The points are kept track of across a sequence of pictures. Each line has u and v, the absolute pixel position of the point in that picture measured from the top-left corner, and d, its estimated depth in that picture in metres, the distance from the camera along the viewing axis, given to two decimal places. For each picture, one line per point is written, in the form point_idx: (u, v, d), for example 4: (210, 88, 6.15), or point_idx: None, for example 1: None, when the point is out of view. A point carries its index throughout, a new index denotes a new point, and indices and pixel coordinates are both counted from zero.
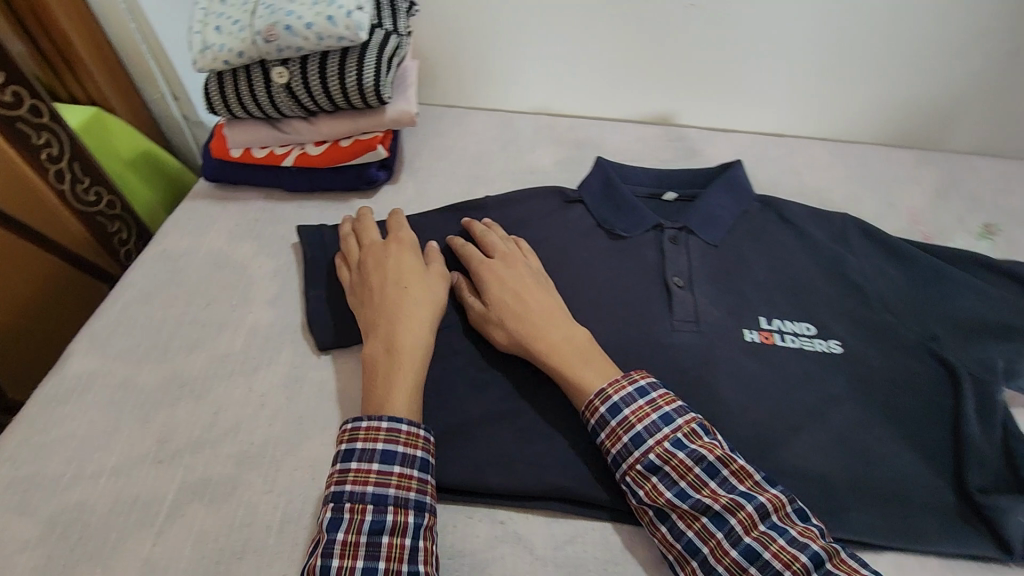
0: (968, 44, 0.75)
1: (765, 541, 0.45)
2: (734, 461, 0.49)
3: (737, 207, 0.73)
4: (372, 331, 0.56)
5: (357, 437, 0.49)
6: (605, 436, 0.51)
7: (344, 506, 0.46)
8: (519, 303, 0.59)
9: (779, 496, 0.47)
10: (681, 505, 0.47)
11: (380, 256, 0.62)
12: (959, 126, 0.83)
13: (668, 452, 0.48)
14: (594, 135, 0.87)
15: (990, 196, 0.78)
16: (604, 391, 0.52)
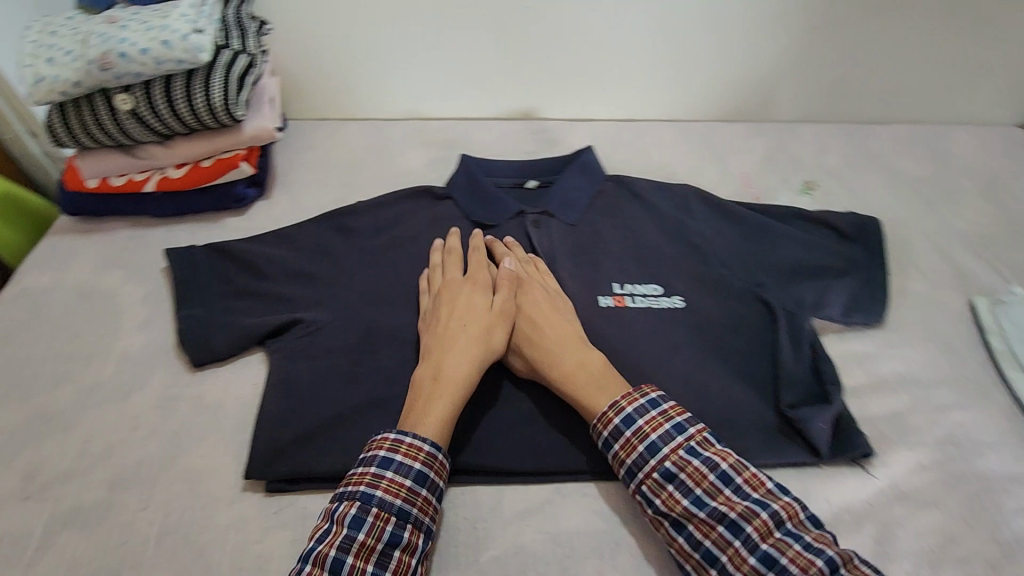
0: (771, 25, 0.84)
1: (782, 547, 0.46)
2: (747, 470, 0.50)
3: (591, 187, 0.79)
4: (426, 356, 0.58)
5: (398, 451, 0.51)
6: (619, 447, 0.53)
7: (371, 509, 0.48)
8: (563, 329, 0.60)
9: (792, 502, 0.49)
10: (698, 514, 0.49)
11: (453, 288, 0.64)
12: (781, 98, 0.93)
13: (683, 460, 0.50)
14: (462, 135, 0.91)
15: (810, 156, 0.88)
16: (617, 403, 0.54)
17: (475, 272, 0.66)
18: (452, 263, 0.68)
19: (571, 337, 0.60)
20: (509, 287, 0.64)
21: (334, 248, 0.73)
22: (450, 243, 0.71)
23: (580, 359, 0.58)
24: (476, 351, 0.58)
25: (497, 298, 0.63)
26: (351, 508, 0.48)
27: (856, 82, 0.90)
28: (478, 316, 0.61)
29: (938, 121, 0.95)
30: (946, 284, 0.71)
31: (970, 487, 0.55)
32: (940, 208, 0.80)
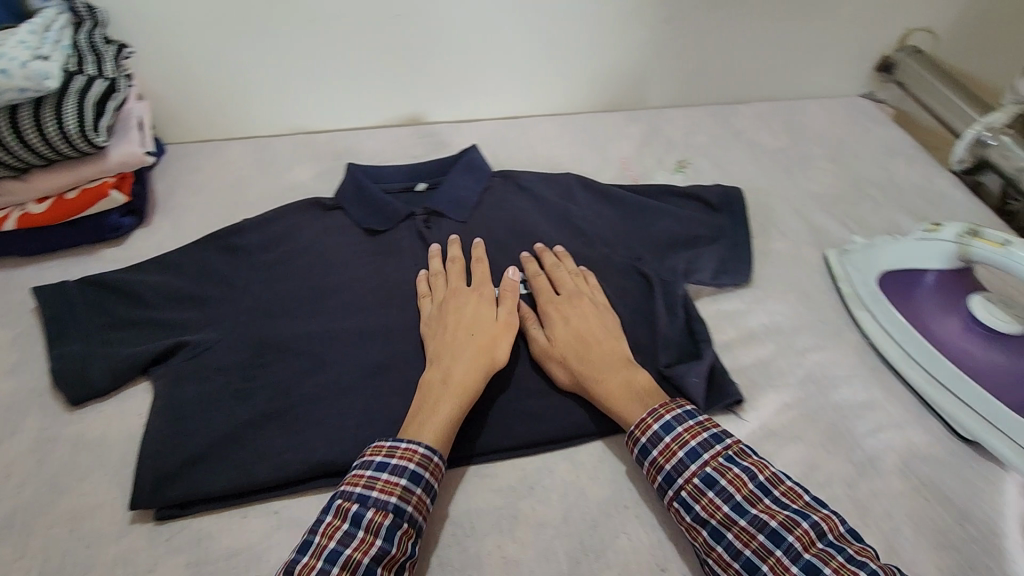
0: (631, 20, 0.90)
1: (824, 557, 0.45)
2: (783, 482, 0.51)
3: (478, 184, 0.81)
4: (435, 360, 0.60)
5: (428, 467, 0.52)
6: (658, 453, 0.53)
7: (404, 524, 0.49)
8: (593, 338, 0.62)
9: (832, 513, 0.49)
10: (738, 521, 0.48)
11: (462, 298, 0.65)
12: (651, 88, 0.99)
13: (723, 466, 0.51)
14: (350, 145, 0.92)
15: (682, 138, 0.95)
16: (656, 411, 0.55)
17: (479, 282, 0.67)
18: (455, 272, 0.69)
19: (598, 346, 0.61)
20: (512, 301, 0.66)
21: (219, 268, 0.71)
22: (449, 251, 0.72)
23: (611, 368, 0.59)
24: (481, 360, 0.59)
25: (501, 311, 0.64)
26: (385, 519, 0.48)
27: (715, 67, 0.98)
28: (488, 326, 0.62)
29: (792, 97, 1.04)
30: (802, 241, 0.78)
31: (829, 417, 0.60)
32: (796, 175, 0.88)
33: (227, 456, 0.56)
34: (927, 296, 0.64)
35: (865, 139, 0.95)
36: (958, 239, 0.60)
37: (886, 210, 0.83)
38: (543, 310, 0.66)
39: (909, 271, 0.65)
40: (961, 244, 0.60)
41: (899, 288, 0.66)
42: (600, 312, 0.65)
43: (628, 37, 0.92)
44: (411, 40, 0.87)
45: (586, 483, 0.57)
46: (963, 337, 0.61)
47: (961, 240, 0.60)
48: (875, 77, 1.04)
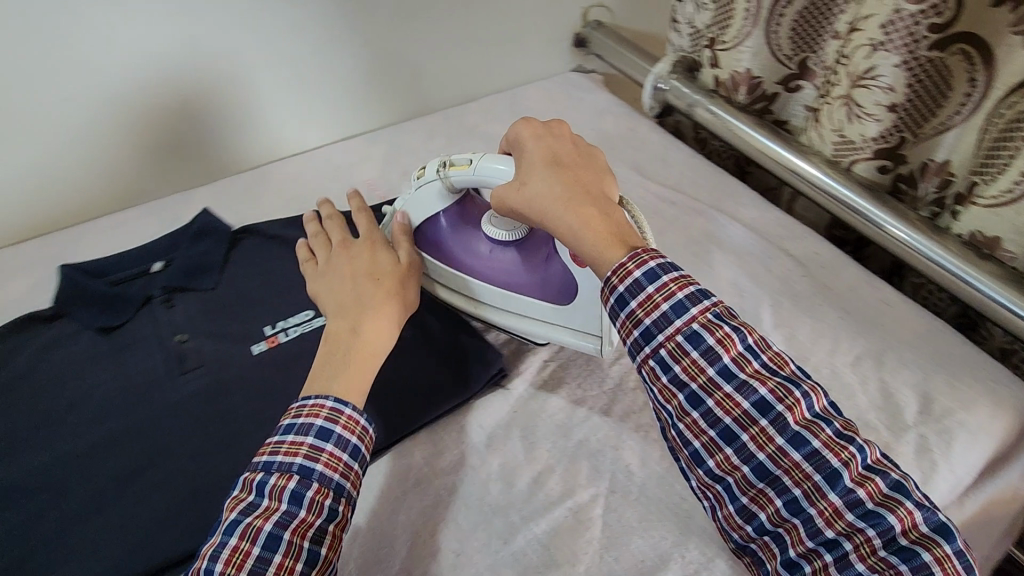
0: (333, 41, 0.91)
1: (813, 430, 0.46)
2: (769, 348, 0.49)
3: (222, 244, 0.79)
4: (340, 315, 0.58)
5: (337, 421, 0.52)
6: (638, 304, 0.50)
7: (312, 483, 0.49)
8: (555, 181, 0.56)
9: (816, 384, 0.48)
10: (723, 388, 0.47)
11: (349, 256, 0.64)
12: (385, 104, 1.02)
13: (713, 323, 0.48)
14: (69, 243, 0.82)
15: (422, 145, 0.99)
16: (638, 256, 0.50)
17: (366, 231, 0.67)
18: (336, 229, 0.69)
19: (559, 194, 0.56)
20: (405, 240, 0.67)
21: None
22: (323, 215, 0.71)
23: (578, 215, 0.54)
24: (383, 308, 0.59)
25: (400, 253, 0.65)
26: (290, 483, 0.49)
27: (435, 73, 1.03)
28: (389, 271, 0.62)
29: (514, 86, 1.14)
30: None
31: (582, 359, 0.67)
32: None
33: None
34: (452, 241, 0.68)
35: (580, 107, 1.07)
36: (437, 173, 0.64)
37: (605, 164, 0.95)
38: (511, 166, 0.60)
39: (427, 221, 0.68)
40: (442, 177, 0.64)
41: (435, 244, 0.68)
42: (570, 155, 0.59)
43: (335, 60, 0.93)
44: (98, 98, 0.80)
45: (373, 502, 0.57)
46: (495, 258, 0.66)
47: (440, 173, 0.64)
48: (576, 52, 1.17)
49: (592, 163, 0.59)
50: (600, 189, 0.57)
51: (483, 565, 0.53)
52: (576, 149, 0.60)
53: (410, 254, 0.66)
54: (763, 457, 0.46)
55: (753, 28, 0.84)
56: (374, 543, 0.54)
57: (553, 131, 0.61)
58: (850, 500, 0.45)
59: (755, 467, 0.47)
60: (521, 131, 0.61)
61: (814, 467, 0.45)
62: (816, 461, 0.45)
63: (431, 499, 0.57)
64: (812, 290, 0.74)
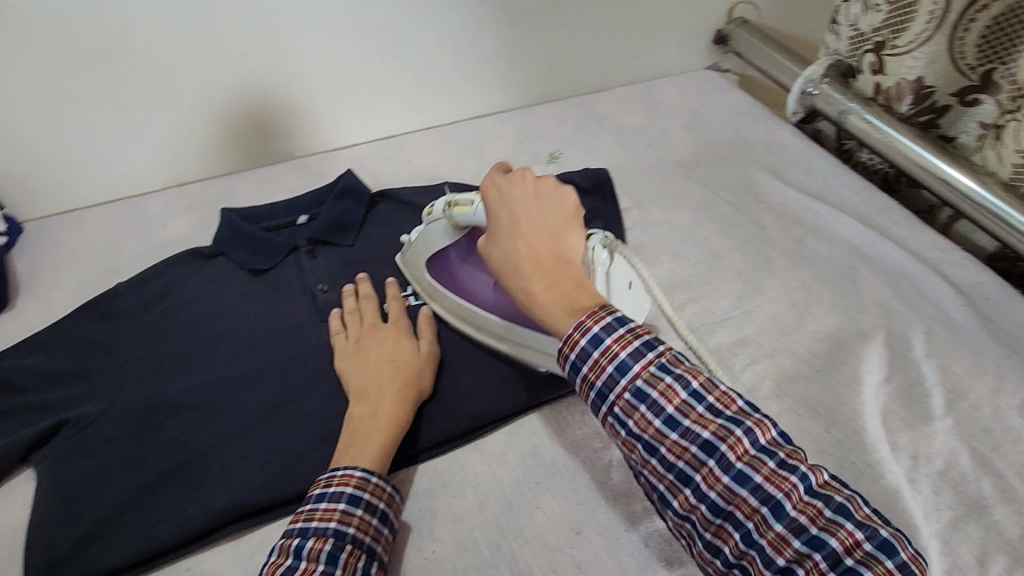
0: (483, 21, 0.92)
1: (756, 465, 0.44)
2: (716, 387, 0.47)
3: (362, 205, 0.82)
4: (360, 402, 0.58)
5: (366, 489, 0.51)
6: (587, 370, 0.48)
7: (344, 545, 0.48)
8: (512, 245, 0.54)
9: (764, 417, 0.46)
10: (670, 436, 0.46)
11: (375, 340, 0.63)
12: (518, 88, 1.03)
13: (656, 377, 0.47)
14: (226, 191, 0.89)
15: (551, 130, 0.99)
16: (584, 324, 0.48)
17: (395, 317, 0.66)
18: (370, 308, 0.68)
19: (513, 257, 0.54)
20: (430, 330, 0.65)
21: (97, 338, 0.68)
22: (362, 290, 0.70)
23: (534, 283, 0.52)
24: (405, 393, 0.58)
25: (423, 342, 0.64)
26: (325, 545, 0.47)
27: (570, 60, 1.03)
28: (410, 360, 0.61)
29: (645, 79, 1.12)
30: (671, 206, 0.84)
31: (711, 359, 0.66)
32: (658, 148, 0.95)
33: (125, 525, 0.54)
34: (459, 272, 0.68)
35: (715, 106, 1.03)
36: (443, 212, 0.65)
37: (741, 166, 0.91)
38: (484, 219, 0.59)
39: (438, 254, 0.69)
40: (448, 216, 0.65)
41: (442, 272, 0.69)
42: (531, 211, 0.56)
43: (482, 40, 0.95)
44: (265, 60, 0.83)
45: (496, 469, 0.58)
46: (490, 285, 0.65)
47: (446, 212, 0.65)
48: (715, 50, 1.13)
49: (557, 216, 0.56)
50: (558, 248, 0.54)
51: (605, 547, 0.52)
52: (540, 201, 0.57)
53: (432, 343, 0.64)
54: (715, 496, 0.44)
55: (935, 33, 0.78)
56: (497, 508, 0.55)
57: (518, 177, 0.58)
58: (794, 527, 0.43)
59: (711, 507, 0.45)
60: (486, 189, 0.59)
61: (760, 500, 0.43)
62: (761, 494, 0.43)
63: (552, 475, 0.57)
64: (973, 321, 0.68)
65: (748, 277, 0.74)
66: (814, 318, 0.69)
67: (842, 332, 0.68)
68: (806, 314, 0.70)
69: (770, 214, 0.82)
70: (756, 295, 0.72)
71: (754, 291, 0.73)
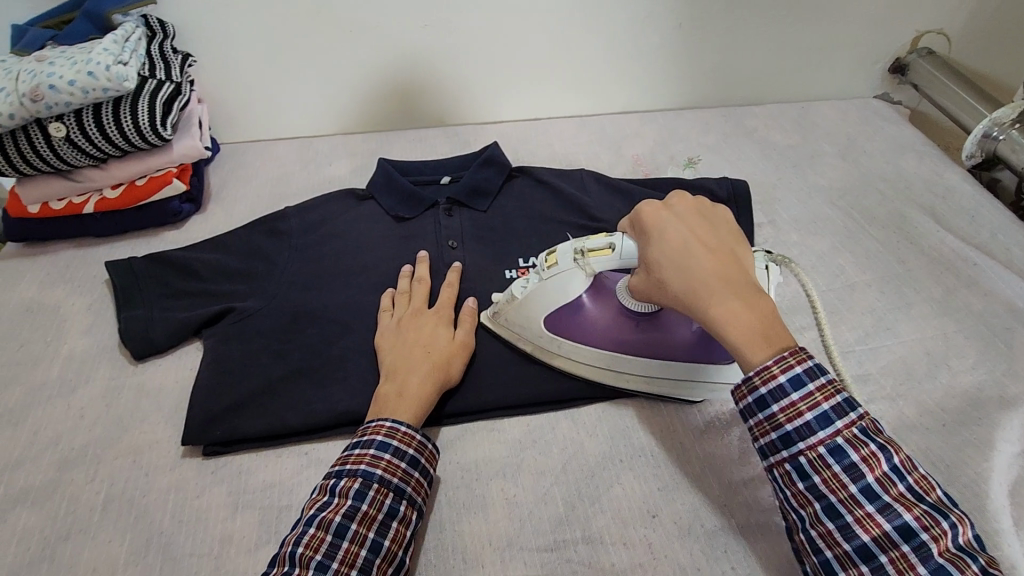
0: (648, 19, 0.94)
1: (958, 565, 0.41)
2: (917, 471, 0.46)
3: (501, 176, 0.87)
4: (389, 375, 0.59)
5: (395, 437, 0.54)
6: (779, 408, 0.47)
7: (372, 484, 0.51)
8: (704, 280, 0.51)
9: (966, 519, 0.44)
10: (863, 504, 0.44)
11: (416, 324, 0.65)
12: (669, 90, 1.04)
13: (858, 440, 0.45)
14: (384, 145, 0.98)
15: (696, 136, 0.99)
16: (784, 360, 0.47)
17: (441, 304, 0.68)
18: (420, 292, 0.70)
19: (705, 291, 0.50)
20: (471, 321, 0.66)
21: (264, 249, 0.79)
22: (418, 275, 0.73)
23: (736, 318, 0.49)
24: (433, 376, 0.59)
25: (460, 331, 0.64)
26: (355, 483, 0.51)
27: (727, 70, 1.02)
28: (442, 346, 0.62)
29: (804, 100, 1.07)
30: (809, 230, 0.81)
31: None
32: (805, 169, 0.91)
33: (263, 404, 0.63)
34: (581, 325, 0.62)
35: (876, 136, 0.97)
36: (575, 261, 0.59)
37: (894, 202, 0.85)
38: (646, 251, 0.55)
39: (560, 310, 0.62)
40: (582, 263, 0.59)
41: (566, 327, 0.62)
42: (702, 231, 0.54)
43: (642, 39, 0.96)
44: (443, 33, 0.91)
45: (585, 439, 0.60)
46: (626, 328, 0.62)
47: (580, 260, 0.59)
48: (889, 79, 1.06)
49: (725, 240, 0.54)
50: (741, 278, 0.51)
51: (677, 533, 0.53)
52: (704, 220, 0.55)
53: (468, 334, 0.64)
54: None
55: None
56: (580, 473, 0.58)
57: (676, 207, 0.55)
58: None
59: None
60: (647, 221, 0.55)
61: None
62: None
63: (637, 456, 0.59)
64: None
65: (881, 315, 0.70)
66: (951, 371, 0.65)
67: (982, 393, 0.62)
68: (941, 366, 0.65)
69: (920, 257, 0.77)
70: (887, 335, 0.68)
71: (885, 330, 0.69)
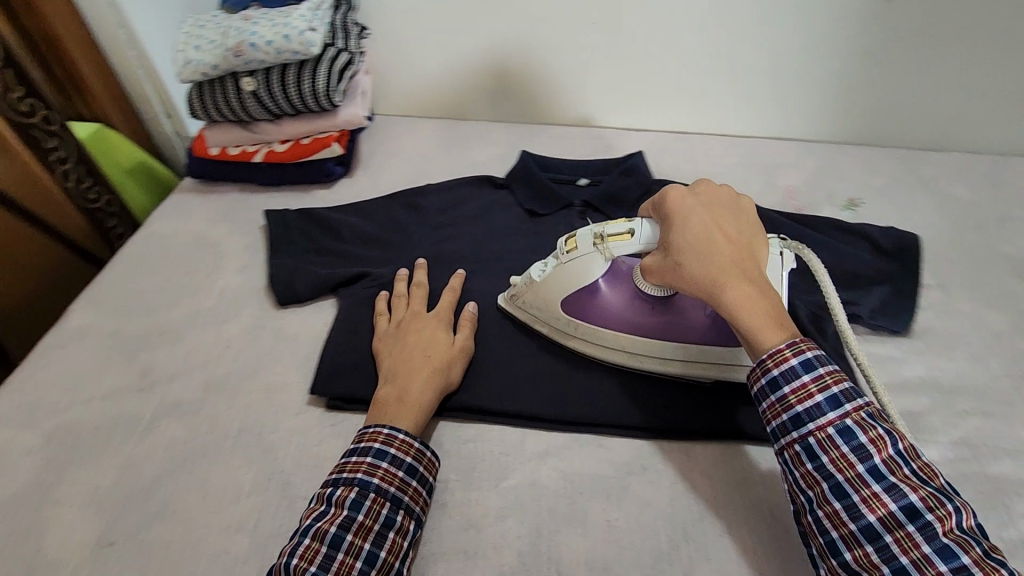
0: (830, 44, 0.87)
1: (962, 544, 0.43)
2: (917, 458, 0.47)
3: (639, 188, 0.84)
4: (389, 377, 0.60)
5: (392, 444, 0.54)
6: (791, 390, 0.49)
7: (368, 494, 0.51)
8: (722, 264, 0.53)
9: (964, 504, 0.46)
10: (871, 486, 0.45)
11: (415, 327, 0.64)
12: (835, 121, 0.95)
13: (866, 421, 0.47)
14: (526, 136, 0.99)
15: (860, 176, 0.90)
16: (796, 344, 0.50)
17: (443, 307, 0.67)
18: (421, 294, 0.69)
19: (725, 277, 0.53)
20: (469, 324, 0.66)
21: (403, 222, 0.82)
22: (417, 278, 0.72)
23: (752, 305, 0.52)
24: (433, 378, 0.60)
25: (459, 336, 0.64)
26: (351, 493, 0.51)
27: (910, 109, 0.92)
28: (443, 350, 0.62)
29: (997, 153, 0.95)
30: (985, 303, 0.72)
31: (980, 486, 0.57)
32: (989, 233, 0.81)
33: None
34: (603, 311, 0.62)
35: None
36: (595, 246, 0.59)
37: None
38: (669, 237, 0.56)
39: (581, 295, 0.62)
40: (600, 248, 0.60)
41: (586, 309, 0.63)
42: (724, 222, 0.56)
43: (818, 65, 0.89)
44: (606, 34, 0.90)
45: (700, 478, 0.57)
46: (645, 312, 0.61)
47: (598, 245, 0.60)
48: None
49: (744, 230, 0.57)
50: (756, 267, 0.54)
51: None
52: (727, 207, 0.58)
53: (468, 338, 0.64)
54: (907, 562, 0.43)
55: None
56: (689, 514, 0.55)
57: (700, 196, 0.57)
58: None
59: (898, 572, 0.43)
60: (672, 207, 0.56)
61: None
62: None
63: (754, 511, 0.55)
64: None
65: None
66: None
67: None
68: None
69: None
70: None
71: None
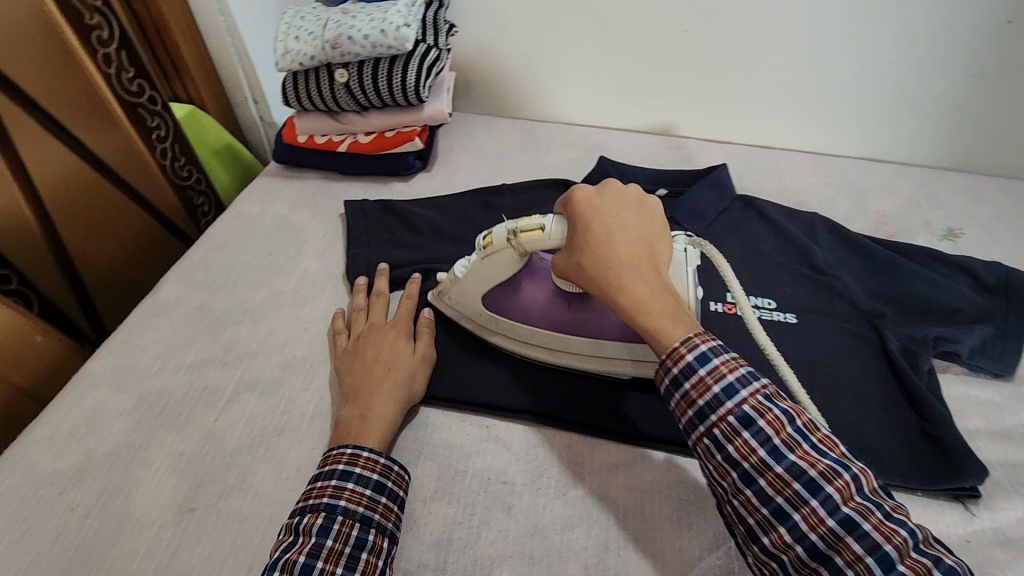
0: (939, 64, 0.82)
1: (863, 511, 0.41)
2: (818, 430, 0.46)
3: (720, 203, 0.81)
4: (351, 398, 0.59)
5: (357, 463, 0.53)
6: (691, 386, 0.46)
7: (336, 517, 0.49)
8: (613, 261, 0.51)
9: (869, 470, 0.44)
10: (774, 468, 0.43)
11: (375, 340, 0.64)
12: (935, 145, 0.90)
13: (763, 404, 0.45)
14: (603, 140, 0.98)
15: (961, 205, 0.85)
16: (691, 339, 0.47)
17: (398, 317, 0.67)
18: (379, 305, 0.70)
19: (622, 275, 0.50)
20: (427, 332, 0.66)
21: (478, 220, 0.83)
22: (377, 284, 0.73)
23: (648, 304, 0.49)
24: (394, 391, 0.60)
25: (420, 343, 0.65)
26: (317, 518, 0.49)
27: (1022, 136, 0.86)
28: (401, 361, 0.62)
29: None
30: None
31: None
32: None
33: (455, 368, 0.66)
34: (518, 307, 0.64)
35: None
36: (507, 241, 0.58)
37: None
38: (571, 237, 0.54)
39: (500, 291, 0.64)
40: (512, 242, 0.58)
41: (507, 305, 0.64)
42: (626, 221, 0.54)
43: (923, 85, 0.85)
44: (697, 42, 0.88)
45: None
46: (560, 308, 0.63)
47: (510, 239, 0.58)
48: None
49: (648, 229, 0.54)
50: (657, 267, 0.52)
51: None
52: (633, 206, 0.55)
53: (428, 346, 0.65)
54: (816, 539, 0.41)
55: None
56: None
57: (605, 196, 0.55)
58: None
59: (810, 551, 0.41)
60: (575, 207, 0.54)
61: (868, 549, 0.40)
62: (869, 544, 0.40)
63: None
64: None
65: None
66: None
67: None
68: None
69: None
70: None
71: None
